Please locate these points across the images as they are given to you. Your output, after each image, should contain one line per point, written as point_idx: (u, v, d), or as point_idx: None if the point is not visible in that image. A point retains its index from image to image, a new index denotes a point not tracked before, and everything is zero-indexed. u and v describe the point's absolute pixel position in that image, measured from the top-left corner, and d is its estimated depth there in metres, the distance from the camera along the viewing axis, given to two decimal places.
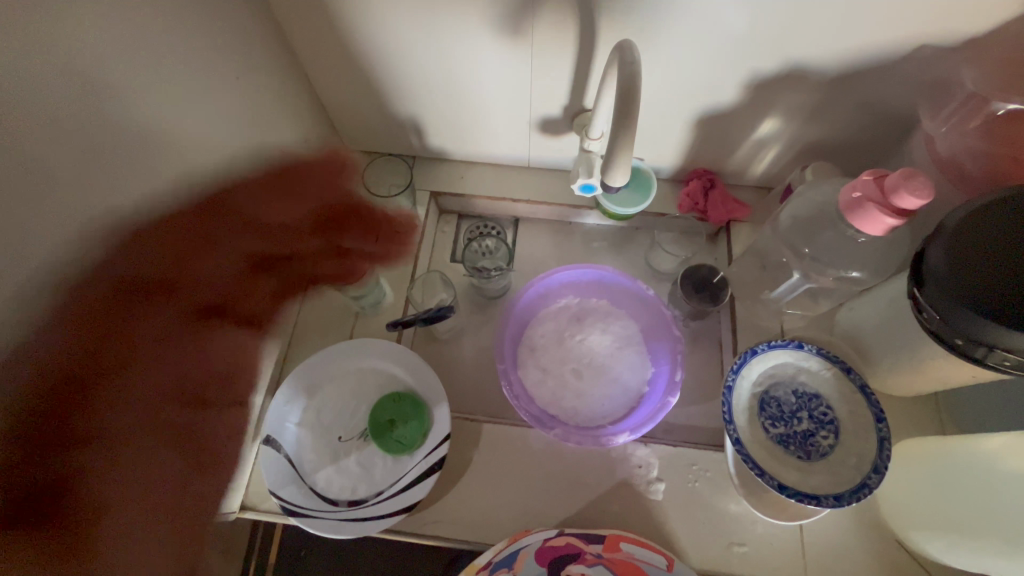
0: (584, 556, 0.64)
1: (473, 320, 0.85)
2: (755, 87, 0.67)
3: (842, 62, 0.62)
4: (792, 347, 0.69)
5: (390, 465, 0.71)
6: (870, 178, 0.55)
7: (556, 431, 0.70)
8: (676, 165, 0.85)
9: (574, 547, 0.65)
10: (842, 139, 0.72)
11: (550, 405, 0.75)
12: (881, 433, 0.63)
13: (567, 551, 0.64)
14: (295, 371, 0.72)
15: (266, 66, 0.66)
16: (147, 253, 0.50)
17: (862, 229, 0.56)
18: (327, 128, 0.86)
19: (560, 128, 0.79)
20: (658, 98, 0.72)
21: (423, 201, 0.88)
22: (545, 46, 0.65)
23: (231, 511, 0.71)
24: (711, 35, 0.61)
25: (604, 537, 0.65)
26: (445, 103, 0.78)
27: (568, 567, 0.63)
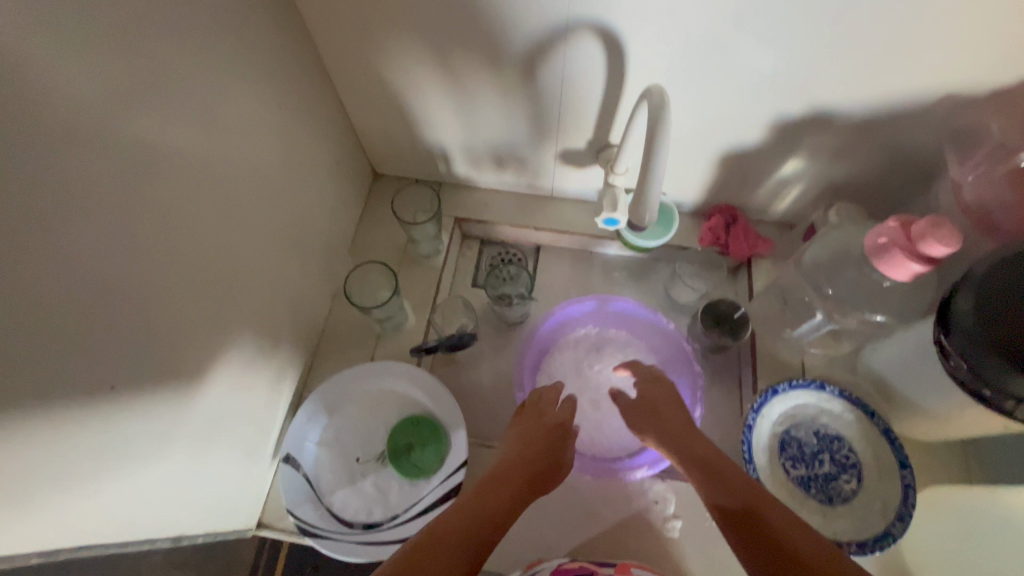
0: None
1: (492, 345, 0.86)
2: (780, 127, 0.68)
3: (866, 105, 0.62)
4: (813, 387, 0.68)
5: (406, 489, 0.71)
6: (896, 225, 0.55)
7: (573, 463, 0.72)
8: (698, 199, 0.85)
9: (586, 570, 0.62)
10: (866, 180, 0.72)
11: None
12: (904, 480, 0.63)
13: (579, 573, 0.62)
14: (318, 390, 0.73)
15: (303, 95, 0.69)
16: (184, 275, 0.52)
17: (887, 274, 0.56)
18: (358, 154, 0.89)
19: (584, 160, 0.81)
20: (681, 134, 0.73)
21: (448, 226, 0.90)
22: (572, 83, 0.67)
23: (248, 528, 0.72)
24: (736, 75, 0.62)
25: (615, 566, 0.64)
26: (472, 133, 0.80)
27: None
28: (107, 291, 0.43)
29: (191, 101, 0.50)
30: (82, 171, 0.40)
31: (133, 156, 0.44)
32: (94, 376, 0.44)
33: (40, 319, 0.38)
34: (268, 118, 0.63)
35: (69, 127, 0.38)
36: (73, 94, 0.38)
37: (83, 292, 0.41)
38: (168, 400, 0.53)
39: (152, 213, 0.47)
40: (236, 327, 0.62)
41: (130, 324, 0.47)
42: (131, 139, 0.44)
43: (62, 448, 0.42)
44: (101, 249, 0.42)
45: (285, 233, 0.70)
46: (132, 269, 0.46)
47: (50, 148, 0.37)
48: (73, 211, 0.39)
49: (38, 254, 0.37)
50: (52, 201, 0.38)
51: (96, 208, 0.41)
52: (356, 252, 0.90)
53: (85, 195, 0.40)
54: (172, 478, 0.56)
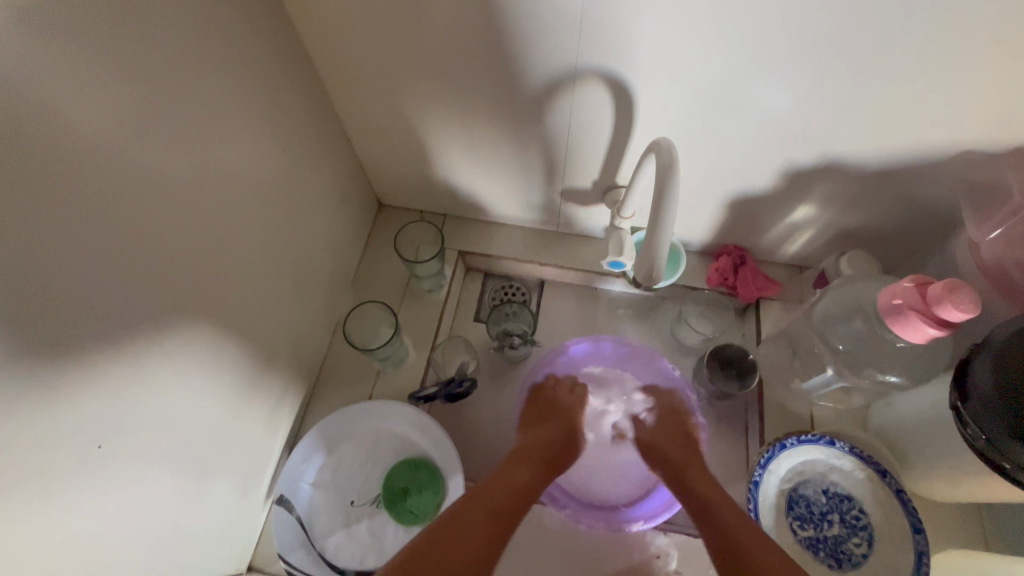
0: None
1: (493, 383, 0.85)
2: (791, 175, 0.67)
3: (882, 157, 0.61)
4: (823, 443, 0.66)
5: (401, 535, 0.69)
6: (912, 286, 0.53)
7: (567, 510, 0.70)
8: (706, 240, 0.84)
9: None
10: (879, 230, 0.71)
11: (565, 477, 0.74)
12: (918, 546, 0.60)
13: None
14: (315, 429, 0.72)
15: (308, 132, 0.69)
16: (180, 324, 0.51)
17: (901, 335, 0.54)
18: (364, 186, 0.88)
19: (591, 200, 0.80)
20: (689, 178, 0.72)
21: (451, 260, 0.89)
22: (580, 126, 0.66)
23: (238, 571, 0.71)
24: (749, 123, 0.61)
25: None
26: (478, 170, 0.79)
27: None
28: (99, 347, 0.43)
29: (195, 148, 0.49)
30: (81, 230, 0.39)
31: (133, 210, 0.43)
32: (83, 435, 0.43)
33: (28, 385, 0.37)
34: (271, 158, 0.62)
35: (71, 188, 0.38)
36: (74, 153, 0.38)
37: (75, 352, 0.41)
38: (160, 448, 0.52)
39: (149, 266, 0.46)
40: (234, 368, 0.61)
41: (122, 378, 0.46)
42: (132, 195, 0.43)
43: (48, 512, 0.41)
44: (96, 307, 0.42)
45: (287, 270, 0.70)
46: (125, 324, 0.45)
47: (49, 210, 0.36)
48: (69, 271, 0.39)
49: (36, 316, 0.37)
50: (47, 264, 0.37)
51: (92, 266, 0.41)
52: (358, 284, 0.90)
53: (81, 254, 0.39)
54: (163, 527, 0.55)
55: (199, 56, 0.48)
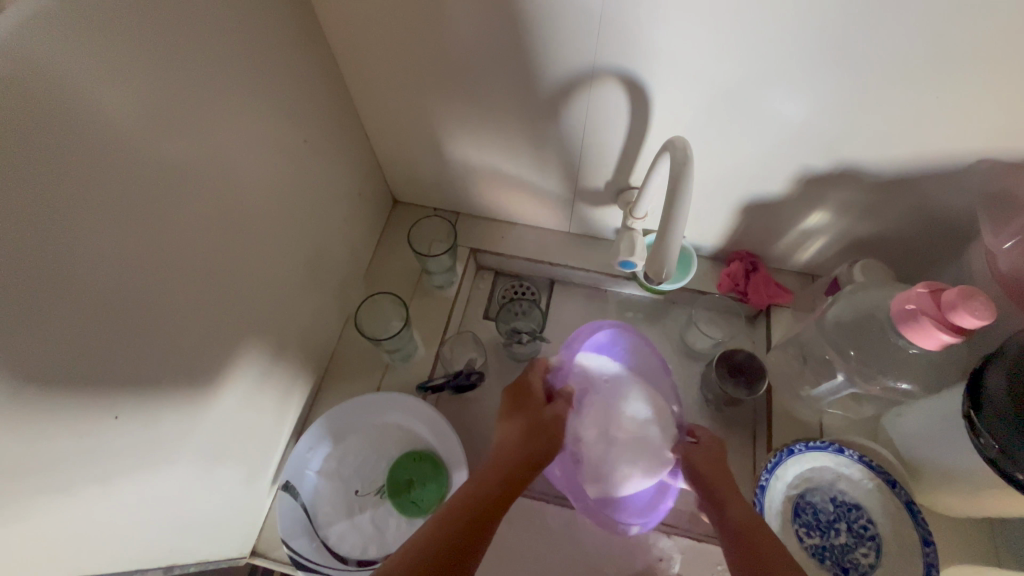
0: None
1: (500, 380, 0.85)
2: (806, 181, 0.67)
3: (898, 163, 0.61)
4: (831, 450, 0.66)
5: (404, 526, 0.70)
6: (926, 291, 0.53)
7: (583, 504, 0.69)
8: (718, 245, 0.84)
9: None
10: (893, 238, 0.70)
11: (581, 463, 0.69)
12: (926, 558, 0.60)
13: None
14: (325, 415, 0.73)
15: (327, 126, 0.71)
16: (197, 304, 0.52)
17: (914, 341, 0.54)
18: (379, 182, 0.90)
19: (604, 201, 0.80)
20: (702, 182, 0.72)
21: (463, 257, 0.90)
22: (596, 125, 0.67)
23: (242, 556, 0.71)
24: (764, 127, 0.61)
25: None
26: (493, 168, 0.80)
27: None
28: (125, 320, 0.44)
29: (216, 132, 0.50)
30: (104, 201, 0.40)
31: (154, 184, 0.44)
32: (102, 405, 0.44)
33: (49, 347, 0.38)
34: (290, 148, 0.64)
35: (98, 161, 0.39)
36: (98, 123, 0.38)
37: (94, 321, 0.41)
38: (174, 426, 0.53)
39: (169, 241, 0.47)
40: (248, 353, 0.62)
41: (140, 352, 0.47)
42: (153, 169, 0.44)
43: (60, 477, 0.41)
44: (115, 277, 0.42)
45: (301, 259, 0.71)
46: (144, 297, 0.45)
47: (73, 180, 0.37)
48: (92, 241, 0.40)
49: (67, 284, 0.38)
50: (70, 231, 0.38)
51: (113, 235, 0.41)
52: (370, 278, 0.90)
53: (102, 224, 0.40)
54: (174, 506, 0.56)
55: (224, 45, 0.50)
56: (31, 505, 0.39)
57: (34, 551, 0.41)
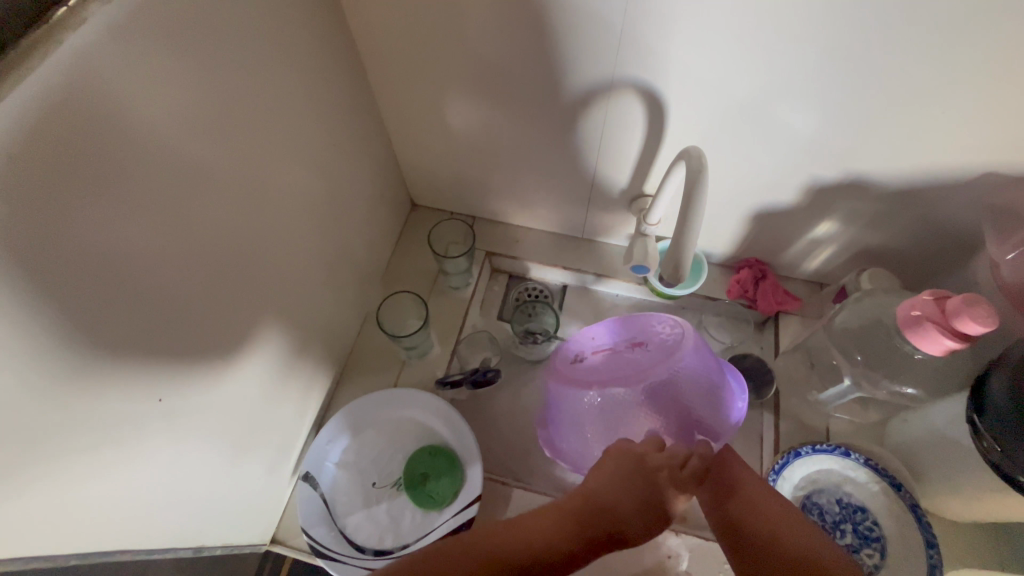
0: None
1: (514, 379, 0.87)
2: (815, 191, 0.69)
3: (904, 175, 0.63)
4: (838, 453, 0.68)
5: (419, 518, 0.72)
6: (931, 298, 0.55)
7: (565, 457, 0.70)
8: (728, 252, 0.86)
9: None
10: (900, 247, 0.72)
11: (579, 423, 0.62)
12: (930, 560, 0.61)
13: None
14: (344, 409, 0.75)
15: (354, 132, 0.74)
16: (231, 296, 0.55)
17: (919, 347, 0.56)
18: (400, 186, 0.93)
19: (617, 207, 0.83)
20: (715, 190, 0.74)
21: (479, 260, 0.93)
22: (612, 134, 0.70)
23: (262, 542, 0.74)
24: (773, 139, 0.64)
25: None
26: (510, 174, 0.83)
27: None
28: (171, 308, 0.47)
29: (254, 134, 0.53)
30: (159, 196, 0.43)
31: (200, 182, 0.47)
32: (145, 387, 0.47)
33: (106, 332, 0.41)
34: (320, 151, 0.67)
35: (156, 159, 0.42)
36: (155, 123, 0.41)
37: (146, 308, 0.44)
38: (207, 412, 0.56)
39: (210, 235, 0.50)
40: (275, 345, 0.65)
41: (181, 339, 0.49)
42: (199, 167, 0.47)
43: (104, 453, 0.44)
44: (164, 267, 0.45)
45: (326, 258, 0.74)
46: (187, 287, 0.48)
47: (134, 175, 0.40)
48: (147, 233, 0.43)
49: (124, 273, 0.41)
50: (129, 223, 0.41)
51: (165, 227, 0.44)
52: (389, 278, 0.93)
53: (156, 217, 0.43)
54: (204, 488, 0.59)
55: (265, 54, 0.53)
56: (77, 479, 0.42)
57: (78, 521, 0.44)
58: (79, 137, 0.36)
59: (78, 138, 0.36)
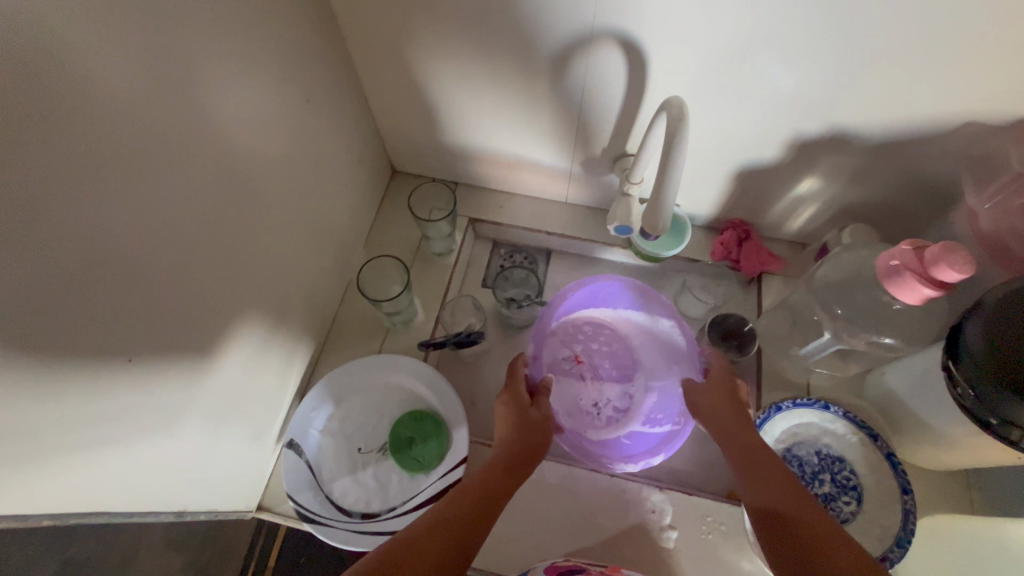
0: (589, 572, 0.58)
1: (499, 345, 0.87)
2: (799, 146, 0.68)
3: (888, 127, 0.62)
4: (818, 407, 0.68)
5: (406, 481, 0.72)
6: (910, 248, 0.55)
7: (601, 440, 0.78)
8: (712, 214, 0.86)
9: (578, 564, 0.59)
10: (881, 202, 0.73)
11: (553, 401, 0.79)
12: (905, 505, 0.63)
13: (571, 567, 0.59)
14: (327, 377, 0.74)
15: (329, 92, 0.71)
16: (205, 256, 0.53)
17: (899, 297, 0.56)
18: (379, 152, 0.90)
19: (602, 168, 0.81)
20: (698, 148, 0.73)
21: (462, 226, 0.91)
22: (595, 90, 0.68)
23: (248, 510, 0.73)
24: (758, 93, 0.62)
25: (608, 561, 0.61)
26: (492, 136, 0.81)
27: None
28: (138, 268, 0.45)
29: (220, 87, 0.51)
30: (120, 143, 0.41)
31: (166, 131, 0.45)
32: (115, 349, 0.45)
33: (69, 285, 0.39)
34: (294, 111, 0.64)
35: (113, 103, 0.40)
36: (108, 63, 0.39)
37: (111, 262, 0.42)
38: (183, 377, 0.54)
39: (179, 188, 0.48)
40: (254, 311, 0.64)
41: (151, 301, 0.47)
42: (162, 115, 0.45)
43: (72, 417, 0.42)
44: (129, 223, 0.43)
45: (305, 223, 0.71)
46: (157, 243, 0.47)
47: (87, 117, 0.38)
48: (105, 185, 0.40)
49: (78, 227, 0.39)
50: (89, 170, 0.39)
51: (128, 177, 0.42)
52: (371, 247, 0.92)
53: (116, 166, 0.41)
54: (187, 452, 0.58)
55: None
56: (43, 446, 0.41)
57: (46, 486, 0.43)
58: (25, 70, 0.33)
59: (22, 71, 0.33)
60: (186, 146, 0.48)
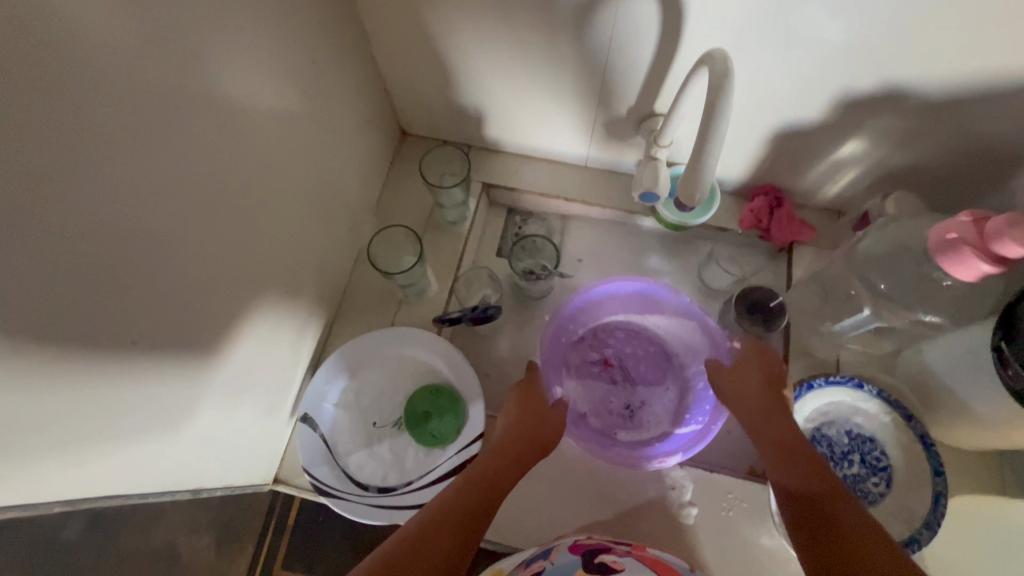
0: (614, 550, 0.57)
1: (515, 316, 0.84)
2: (848, 104, 0.62)
3: (955, 84, 0.56)
4: (852, 386, 0.66)
5: (422, 456, 0.71)
6: (969, 220, 0.50)
7: (631, 443, 0.73)
8: (742, 179, 0.80)
9: (603, 543, 0.58)
10: (930, 168, 0.67)
11: (580, 404, 0.76)
12: (937, 488, 0.61)
13: (596, 545, 0.57)
14: (339, 349, 0.72)
15: (335, 47, 0.65)
16: (214, 232, 0.50)
17: (950, 272, 0.52)
18: (387, 112, 0.85)
19: (627, 130, 0.76)
20: (738, 108, 0.67)
21: (475, 192, 0.87)
22: (625, 44, 0.61)
23: (265, 483, 0.73)
24: (811, 45, 0.56)
25: (633, 539, 0.59)
26: (509, 95, 0.75)
27: (601, 556, 0.55)
28: (145, 246, 0.42)
29: (221, 43, 0.45)
30: (119, 109, 0.37)
31: (167, 96, 0.41)
32: (122, 333, 0.42)
33: (72, 269, 0.36)
34: (300, 68, 0.59)
35: (106, 63, 0.35)
36: (99, 17, 0.34)
37: (117, 242, 0.39)
38: (196, 357, 0.52)
39: (185, 159, 0.44)
40: (265, 286, 0.61)
41: (158, 281, 0.44)
42: (163, 77, 0.40)
43: (80, 412, 0.40)
44: (134, 200, 0.40)
45: (314, 192, 0.67)
46: (166, 219, 0.43)
47: (86, 83, 0.34)
48: (105, 158, 0.36)
49: (75, 207, 0.35)
50: (84, 140, 0.35)
51: (132, 149, 0.38)
52: (380, 214, 0.88)
53: (117, 137, 0.37)
54: (206, 425, 0.57)
55: None
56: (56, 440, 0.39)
57: (58, 476, 0.40)
58: (10, 25, 0.29)
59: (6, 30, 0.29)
60: (190, 110, 0.43)
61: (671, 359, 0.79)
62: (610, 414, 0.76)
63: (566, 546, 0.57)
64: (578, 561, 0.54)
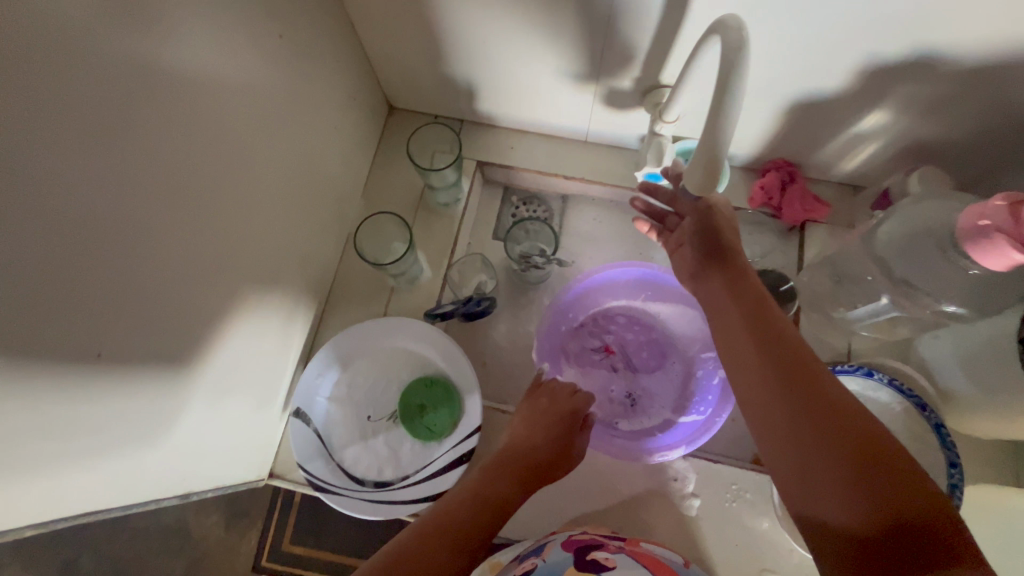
0: (607, 546, 0.55)
1: (513, 302, 0.81)
2: (873, 73, 0.56)
3: (998, 50, 0.50)
4: (861, 374, 0.64)
5: (418, 450, 0.70)
6: (1004, 205, 0.46)
7: (631, 432, 0.71)
8: (753, 154, 0.75)
9: (596, 539, 0.57)
10: (959, 142, 0.62)
11: None
12: (951, 479, 0.58)
13: (589, 541, 0.56)
14: (330, 342, 0.70)
15: (312, 19, 0.59)
16: (186, 231, 0.46)
17: (979, 261, 0.48)
18: (372, 86, 0.79)
19: (630, 102, 0.70)
20: (753, 79, 0.62)
21: (469, 171, 0.82)
22: (629, 10, 0.55)
23: (259, 479, 0.73)
24: (837, 9, 0.50)
25: (625, 535, 0.58)
26: (504, 66, 0.70)
27: (592, 553, 0.54)
28: (105, 253, 0.38)
29: (178, 22, 0.40)
30: (61, 108, 0.33)
31: (119, 89, 0.36)
32: (86, 348, 0.39)
33: (22, 289, 0.33)
34: (273, 46, 0.53)
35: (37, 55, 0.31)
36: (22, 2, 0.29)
37: (73, 255, 0.36)
38: (175, 362, 0.50)
39: (147, 156, 0.40)
40: (247, 282, 0.58)
41: (125, 289, 0.41)
42: (112, 67, 0.36)
43: (37, 436, 0.37)
44: (88, 207, 0.36)
45: (295, 178, 0.63)
46: (131, 227, 0.40)
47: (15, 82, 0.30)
48: (49, 164, 0.33)
49: (19, 220, 0.32)
50: (21, 148, 0.31)
51: (82, 149, 0.35)
52: (369, 196, 0.84)
53: (62, 143, 0.33)
54: (198, 419, 0.56)
55: None
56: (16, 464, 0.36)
57: (21, 501, 0.39)
58: None
59: None
60: (147, 101, 0.39)
61: (673, 343, 0.76)
62: (609, 402, 0.74)
63: (560, 542, 0.56)
64: (570, 558, 0.53)
